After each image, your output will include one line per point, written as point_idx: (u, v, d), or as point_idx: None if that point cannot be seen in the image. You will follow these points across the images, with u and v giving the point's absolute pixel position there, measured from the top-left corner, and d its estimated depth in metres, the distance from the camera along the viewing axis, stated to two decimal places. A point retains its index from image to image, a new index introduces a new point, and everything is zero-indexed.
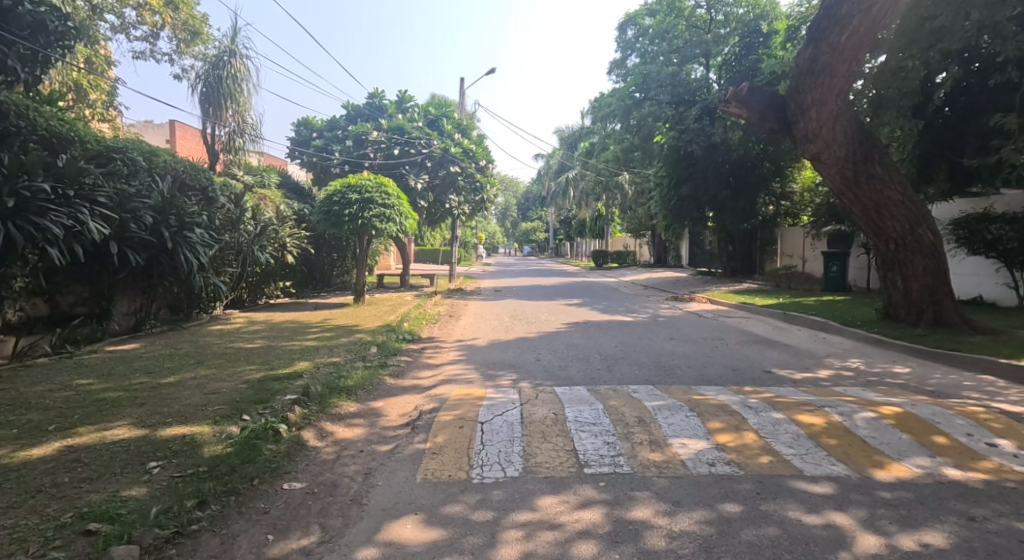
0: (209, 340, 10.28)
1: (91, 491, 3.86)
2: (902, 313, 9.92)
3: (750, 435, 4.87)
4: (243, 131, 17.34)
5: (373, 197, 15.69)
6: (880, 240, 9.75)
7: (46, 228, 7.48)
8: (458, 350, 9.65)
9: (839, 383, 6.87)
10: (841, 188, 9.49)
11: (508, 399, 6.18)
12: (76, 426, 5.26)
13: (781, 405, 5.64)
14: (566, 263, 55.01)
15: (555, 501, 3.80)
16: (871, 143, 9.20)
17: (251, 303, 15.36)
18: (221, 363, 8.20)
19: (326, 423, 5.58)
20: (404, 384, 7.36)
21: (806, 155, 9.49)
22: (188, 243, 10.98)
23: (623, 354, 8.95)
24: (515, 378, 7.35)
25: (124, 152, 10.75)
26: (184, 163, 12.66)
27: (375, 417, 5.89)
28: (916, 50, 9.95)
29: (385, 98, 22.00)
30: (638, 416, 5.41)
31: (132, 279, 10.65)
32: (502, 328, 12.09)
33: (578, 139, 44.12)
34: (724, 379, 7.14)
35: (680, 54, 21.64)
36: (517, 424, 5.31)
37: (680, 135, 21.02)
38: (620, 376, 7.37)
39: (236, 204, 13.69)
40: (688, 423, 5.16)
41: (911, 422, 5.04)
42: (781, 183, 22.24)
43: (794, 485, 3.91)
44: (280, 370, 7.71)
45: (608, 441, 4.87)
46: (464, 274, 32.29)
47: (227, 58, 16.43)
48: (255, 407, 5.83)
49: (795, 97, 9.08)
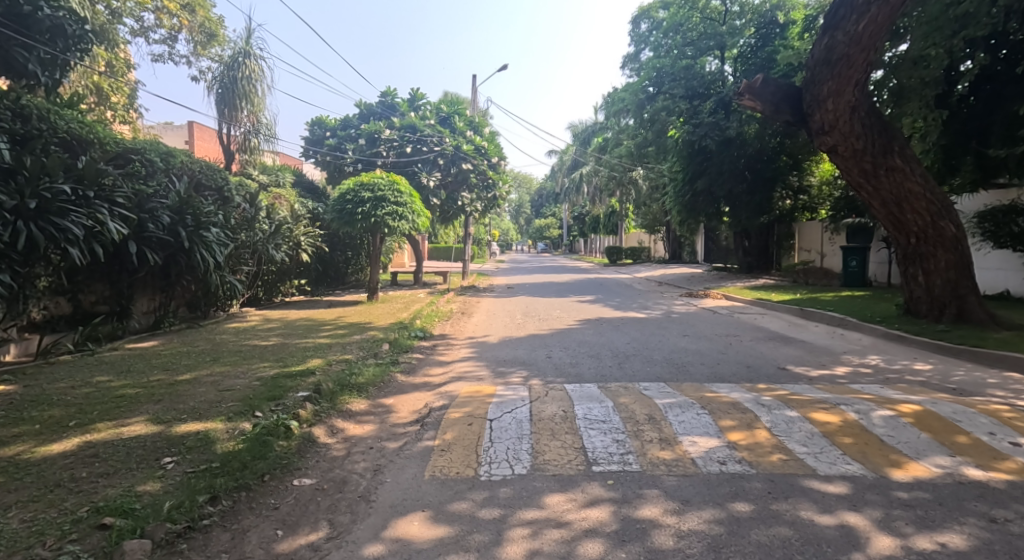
0: (225, 337, 10.42)
1: (107, 486, 3.91)
2: (924, 309, 9.73)
3: (762, 433, 4.81)
4: (257, 131, 17.31)
5: (385, 195, 15.77)
6: (900, 234, 9.55)
7: (66, 229, 7.60)
8: (469, 347, 9.67)
9: (857, 381, 6.75)
10: (860, 181, 9.29)
11: (518, 396, 6.17)
12: (95, 422, 5.34)
13: (795, 402, 5.54)
14: (580, 263, 46.18)
15: (562, 499, 3.79)
16: (890, 134, 8.99)
17: (267, 301, 15.57)
18: (236, 360, 8.29)
19: (337, 420, 5.62)
20: (414, 381, 7.40)
21: (823, 147, 9.30)
22: (204, 242, 11.11)
23: (635, 351, 8.89)
24: (525, 375, 7.34)
25: (143, 153, 10.80)
26: (200, 163, 12.72)
27: (385, 414, 5.93)
28: (940, 38, 9.54)
29: (396, 95, 21.89)
30: (648, 413, 5.37)
31: (151, 277, 10.79)
32: (514, 325, 12.12)
33: (591, 134, 43.97)
34: (738, 377, 7.07)
35: (695, 46, 21.19)
36: (526, 421, 5.30)
37: (694, 129, 21.00)
38: (632, 373, 7.32)
39: (251, 204, 13.82)
40: (699, 421, 5.10)
41: (930, 420, 4.93)
42: (798, 176, 21.95)
43: (807, 485, 3.84)
44: (295, 367, 7.80)
45: (617, 439, 4.83)
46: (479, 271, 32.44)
47: (241, 59, 16.60)
48: (267, 404, 5.89)
49: (810, 89, 8.89)
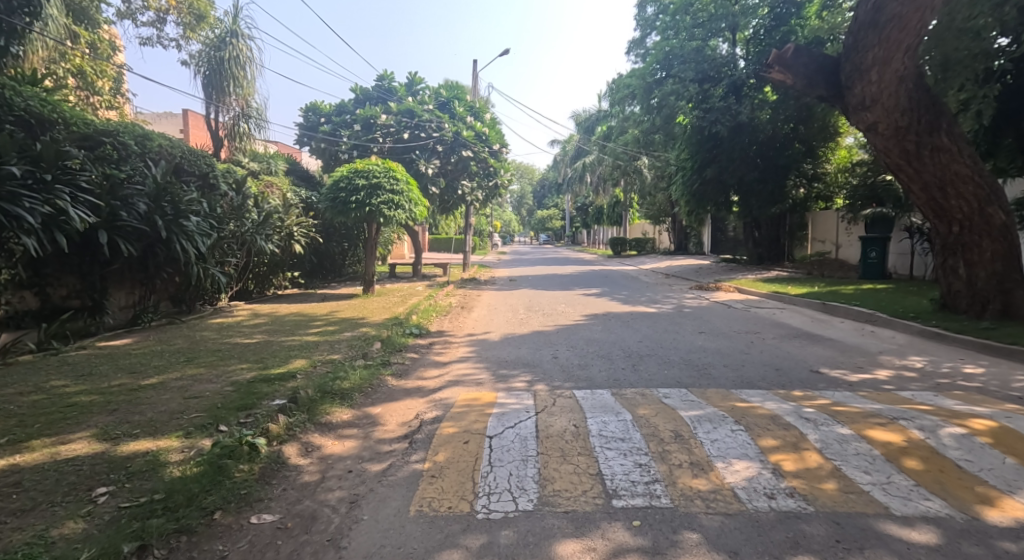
0: (205, 334, 9.64)
1: (15, 530, 3.17)
2: (963, 304, 8.90)
3: (813, 456, 4.05)
4: (248, 115, 16.63)
5: (380, 182, 14.97)
6: (941, 221, 8.74)
7: (20, 216, 6.87)
8: (468, 345, 8.93)
9: (905, 388, 5.97)
10: (899, 163, 8.48)
11: (521, 406, 5.41)
12: (31, 439, 4.59)
13: (844, 416, 4.76)
14: (567, 263, 31.90)
15: (578, 548, 3.06)
16: (938, 110, 8.12)
17: (258, 294, 14.94)
18: (212, 361, 7.52)
19: (314, 435, 4.88)
20: (406, 385, 6.65)
21: (861, 125, 8.55)
22: (184, 232, 10.35)
23: (649, 350, 8.11)
24: (530, 379, 6.59)
25: (115, 135, 9.84)
26: (182, 147, 11.86)
27: (371, 426, 5.19)
28: (986, 7, 8.50)
29: (394, 79, 20.88)
30: (674, 429, 4.60)
31: (128, 270, 10.06)
32: (517, 321, 11.35)
33: (595, 123, 42.99)
34: (768, 382, 6.29)
35: (705, 28, 20.35)
36: (532, 438, 4.55)
37: (705, 115, 20.18)
38: (649, 377, 6.57)
39: (238, 191, 13.11)
40: (735, 441, 4.33)
41: (1012, 441, 4.16)
42: (813, 164, 21.02)
43: (883, 530, 3.11)
44: (276, 370, 7.06)
45: (639, 463, 4.08)
46: (478, 263, 31.13)
47: (228, 39, 15.81)
48: (235, 416, 5.14)
49: (852, 56, 8.16)
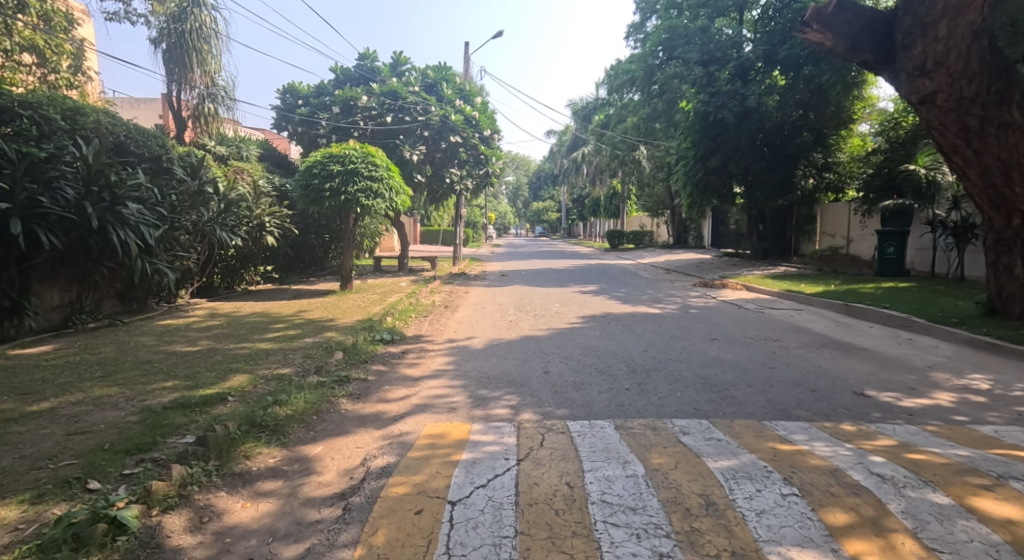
0: (142, 340, 8.31)
1: None
2: (1017, 309, 7.76)
3: (908, 544, 2.80)
4: (215, 96, 15.35)
5: (358, 168, 13.64)
6: (1000, 213, 7.61)
7: None
8: (446, 355, 7.69)
9: (983, 421, 4.76)
10: (958, 141, 7.37)
11: (501, 449, 4.16)
12: None
13: (929, 471, 3.54)
14: (557, 263, 25.47)
15: None
16: (1012, 78, 6.93)
17: (225, 290, 13.67)
18: (133, 378, 6.23)
19: (219, 495, 3.63)
20: (363, 411, 5.40)
21: (915, 96, 7.46)
22: (122, 221, 9.02)
23: (657, 364, 6.87)
24: (514, 405, 5.35)
25: (37, 109, 8.66)
26: (127, 125, 10.61)
27: (301, 477, 3.94)
28: None
29: (376, 59, 19.46)
30: (704, 495, 3.35)
31: (58, 265, 8.77)
32: (505, 324, 10.10)
33: (592, 110, 41.66)
34: (809, 411, 5.06)
35: (710, 7, 19.06)
36: (508, 505, 3.31)
37: (709, 100, 18.70)
38: (660, 403, 5.33)
39: (194, 176, 11.75)
40: (791, 516, 3.07)
41: None
42: (824, 153, 19.83)
43: None
44: (205, 390, 5.75)
45: (659, 551, 2.83)
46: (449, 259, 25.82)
47: (190, 9, 14.45)
48: (119, 465, 3.88)
49: (913, 7, 7.10)
